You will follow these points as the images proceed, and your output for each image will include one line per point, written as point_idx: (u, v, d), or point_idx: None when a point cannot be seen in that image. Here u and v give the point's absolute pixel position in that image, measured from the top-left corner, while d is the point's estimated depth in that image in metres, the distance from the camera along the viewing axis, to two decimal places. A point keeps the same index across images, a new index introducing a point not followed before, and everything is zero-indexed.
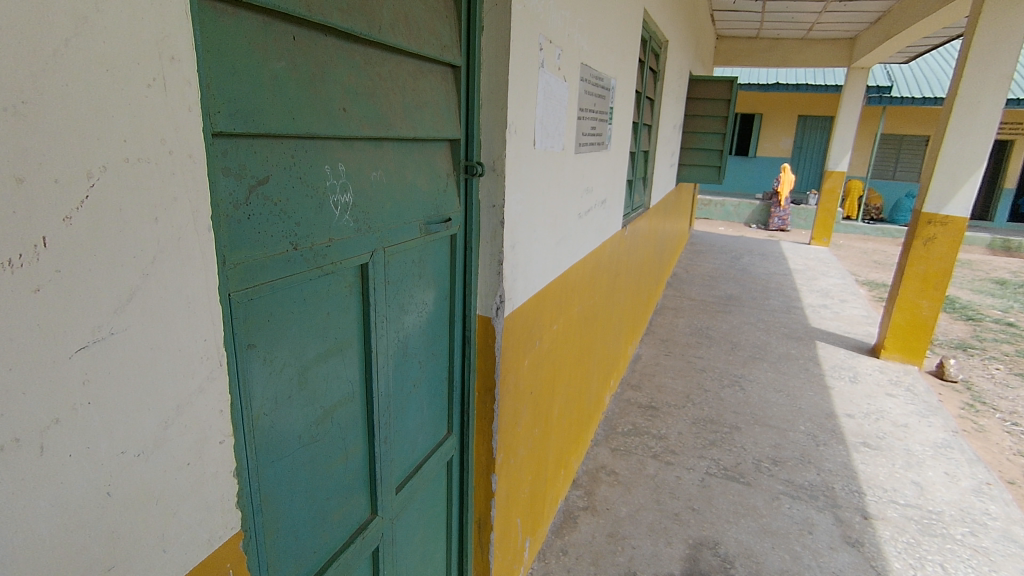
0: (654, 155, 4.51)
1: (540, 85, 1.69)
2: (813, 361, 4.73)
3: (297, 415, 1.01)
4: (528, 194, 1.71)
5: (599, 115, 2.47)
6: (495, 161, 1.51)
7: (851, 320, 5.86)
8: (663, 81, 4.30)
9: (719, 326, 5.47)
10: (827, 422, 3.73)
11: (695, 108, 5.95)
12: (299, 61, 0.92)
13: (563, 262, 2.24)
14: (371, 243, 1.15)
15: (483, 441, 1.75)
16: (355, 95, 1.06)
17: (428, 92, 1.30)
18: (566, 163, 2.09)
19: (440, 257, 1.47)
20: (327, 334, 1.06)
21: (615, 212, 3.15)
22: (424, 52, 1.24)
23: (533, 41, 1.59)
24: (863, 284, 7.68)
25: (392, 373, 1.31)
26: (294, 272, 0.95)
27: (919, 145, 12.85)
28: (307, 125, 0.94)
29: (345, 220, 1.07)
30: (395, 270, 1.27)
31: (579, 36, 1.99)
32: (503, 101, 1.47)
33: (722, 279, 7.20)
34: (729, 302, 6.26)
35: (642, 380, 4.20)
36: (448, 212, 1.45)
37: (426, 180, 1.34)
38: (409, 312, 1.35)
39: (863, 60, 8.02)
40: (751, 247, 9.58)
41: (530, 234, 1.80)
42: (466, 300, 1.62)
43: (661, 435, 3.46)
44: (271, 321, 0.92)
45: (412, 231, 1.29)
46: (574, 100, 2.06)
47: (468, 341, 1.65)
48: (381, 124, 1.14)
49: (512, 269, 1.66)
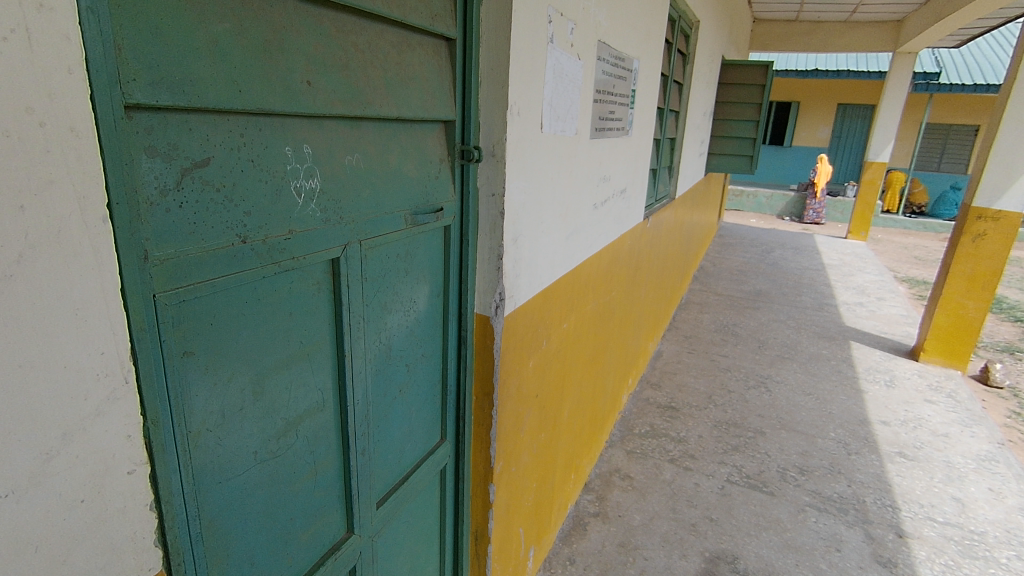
0: (681, 144, 4.30)
1: (549, 62, 1.53)
2: (846, 363, 4.47)
3: (252, 428, 0.90)
4: (534, 182, 1.57)
5: (619, 98, 2.30)
6: (495, 145, 1.37)
7: (888, 319, 5.55)
8: (692, 65, 4.08)
9: (745, 323, 5.24)
10: (860, 429, 3.51)
11: (726, 94, 5.70)
12: (248, 25, 0.79)
13: (575, 257, 2.09)
14: (345, 234, 1.03)
15: (480, 449, 1.63)
16: (323, 68, 0.93)
17: (416, 67, 1.16)
18: (580, 149, 1.93)
19: (432, 251, 1.33)
20: (290, 338, 0.95)
21: (635, 203, 2.97)
22: (410, 20, 1.10)
23: (542, 13, 1.43)
24: (902, 282, 7.31)
25: (372, 381, 1.20)
26: (245, 269, 0.83)
27: (967, 135, 12.21)
28: (259, 101, 0.81)
29: (311, 209, 0.94)
30: (376, 266, 1.14)
31: (595, 11, 1.82)
32: (504, 79, 1.32)
33: (751, 274, 6.93)
34: (758, 298, 6.01)
35: (662, 379, 4.04)
36: (440, 200, 1.31)
37: (414, 165, 1.21)
38: (393, 312, 1.23)
39: (911, 44, 7.57)
40: (783, 240, 9.22)
41: (537, 226, 1.66)
42: (461, 297, 1.48)
43: (680, 438, 3.30)
44: (217, 325, 0.81)
45: (396, 223, 1.16)
46: (590, 81, 1.90)
47: (464, 343, 1.53)
48: (357, 101, 1.00)
49: (513, 264, 1.52)
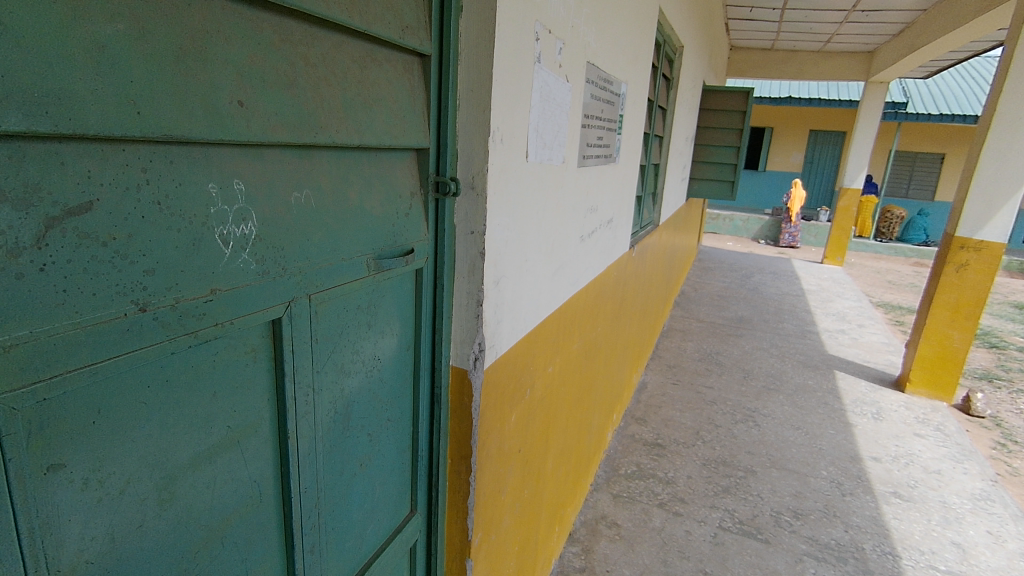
0: (665, 170, 4.21)
1: (535, 85, 1.37)
2: (832, 395, 4.36)
3: (155, 546, 0.69)
4: (517, 217, 1.40)
5: (607, 122, 2.15)
6: (474, 177, 1.19)
7: (870, 347, 5.50)
8: (675, 90, 4.01)
9: (729, 352, 5.12)
10: (852, 466, 3.38)
11: (707, 119, 5.68)
12: (151, 26, 0.60)
13: (560, 294, 1.91)
14: (291, 287, 0.83)
15: (456, 519, 1.42)
16: (261, 84, 0.74)
17: (382, 86, 0.99)
18: (567, 178, 1.77)
19: (399, 298, 1.14)
20: (212, 425, 0.74)
21: (621, 232, 2.83)
22: (375, 32, 0.93)
23: (528, 30, 1.28)
24: (879, 307, 7.33)
25: (326, 458, 0.99)
26: (145, 345, 0.63)
27: (933, 162, 12.53)
28: (168, 124, 0.62)
29: (243, 261, 0.74)
30: (331, 324, 0.94)
31: (584, 29, 1.67)
32: (485, 102, 1.15)
33: (732, 300, 6.86)
34: (740, 325, 5.92)
35: (647, 414, 3.86)
36: (410, 241, 1.12)
37: (380, 201, 1.02)
38: (352, 373, 1.03)
39: (882, 75, 7.71)
40: (761, 264, 9.23)
41: (521, 264, 1.48)
42: (435, 348, 1.29)
43: (668, 479, 3.13)
44: (100, 422, 0.60)
45: (356, 271, 0.97)
46: (577, 105, 1.75)
47: (438, 399, 1.33)
48: (307, 126, 0.82)
49: (494, 310, 1.34)
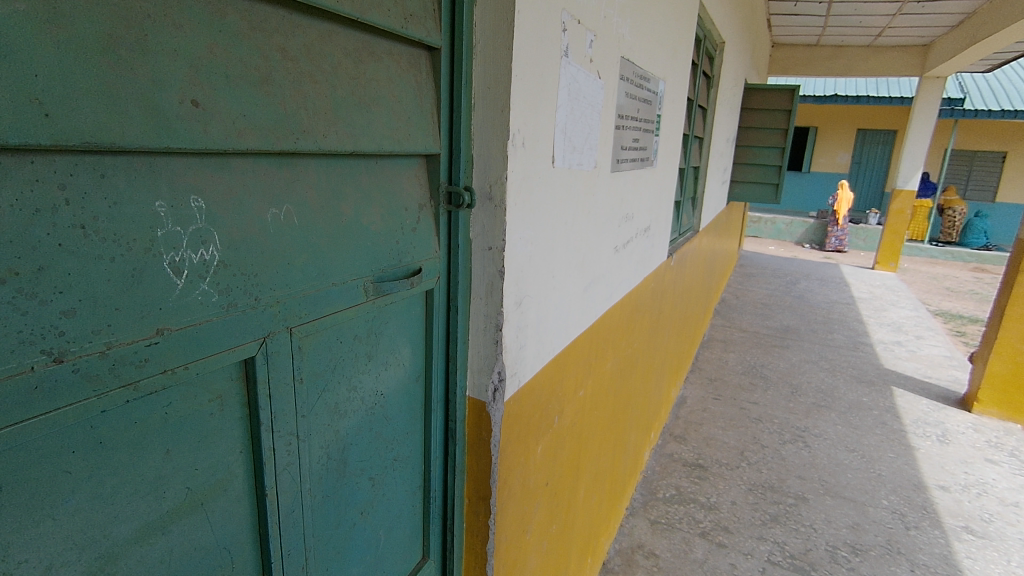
0: (705, 172, 3.99)
1: (563, 81, 1.22)
2: (890, 414, 4.03)
3: None
4: (542, 229, 1.25)
5: (644, 123, 1.99)
6: (492, 186, 1.05)
7: (930, 361, 5.10)
8: (716, 88, 3.79)
9: (775, 365, 4.83)
10: (916, 495, 3.08)
11: (750, 119, 5.42)
12: (66, 9, 0.48)
13: (593, 311, 1.75)
14: (267, 320, 0.70)
15: (474, 565, 1.27)
16: (223, 82, 0.61)
17: (382, 83, 0.86)
18: (600, 184, 1.61)
19: (406, 324, 1.00)
20: (164, 490, 0.62)
21: (659, 240, 2.65)
22: (371, 19, 0.80)
23: (554, 20, 1.13)
24: (938, 316, 6.85)
25: (317, 513, 0.86)
26: (63, 405, 0.51)
27: (994, 161, 11.77)
28: (92, 130, 0.50)
29: (201, 292, 0.62)
30: (319, 359, 0.80)
31: (618, 20, 1.52)
32: (503, 100, 1.01)
33: (776, 308, 6.52)
34: (786, 335, 5.60)
35: (687, 431, 3.64)
36: (418, 260, 0.99)
37: (380, 215, 0.89)
38: (349, 413, 0.90)
39: (940, 69, 7.23)
40: (806, 270, 8.80)
41: (547, 281, 1.33)
42: (449, 377, 1.15)
43: (710, 505, 2.91)
44: (4, 502, 0.48)
45: (351, 298, 0.84)
46: (611, 103, 1.59)
47: (452, 436, 1.19)
48: (284, 130, 0.69)
49: (515, 334, 1.19)
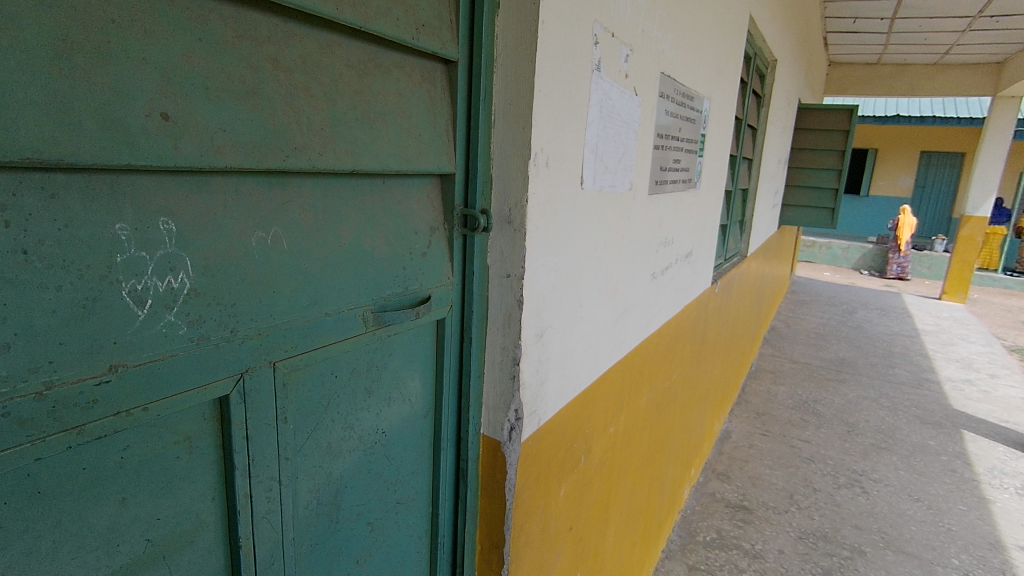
0: (754, 195, 3.81)
1: (594, 97, 1.14)
2: (961, 461, 3.68)
3: None
4: (568, 256, 1.16)
5: (687, 142, 1.88)
6: (512, 209, 0.97)
7: (1007, 403, 4.67)
8: (767, 107, 3.63)
9: (829, 400, 4.52)
10: (991, 555, 2.77)
11: (804, 140, 5.18)
12: (12, 13, 0.43)
13: (626, 341, 1.64)
14: (245, 354, 0.63)
15: None
16: (200, 93, 0.56)
17: (389, 98, 0.79)
18: (635, 206, 1.51)
19: (413, 355, 0.93)
20: (118, 543, 0.56)
21: (702, 266, 2.50)
22: (378, 29, 0.74)
23: (584, 32, 1.05)
24: (1014, 353, 6.31)
25: (304, 564, 0.78)
26: None
27: None
28: (37, 144, 0.45)
29: (167, 324, 0.56)
30: (309, 397, 0.74)
31: (657, 34, 1.43)
32: (524, 117, 0.93)
33: (831, 339, 6.16)
34: (842, 368, 5.25)
35: (732, 469, 3.42)
36: (427, 288, 0.91)
37: (385, 239, 0.83)
38: (344, 454, 0.82)
39: (1015, 88, 6.77)
40: (864, 299, 8.32)
41: (574, 310, 1.24)
42: (462, 413, 1.07)
43: (755, 552, 2.69)
44: None
45: (347, 330, 0.77)
46: (649, 121, 1.50)
47: (463, 476, 1.10)
48: (272, 147, 0.63)
49: (535, 368, 1.10)
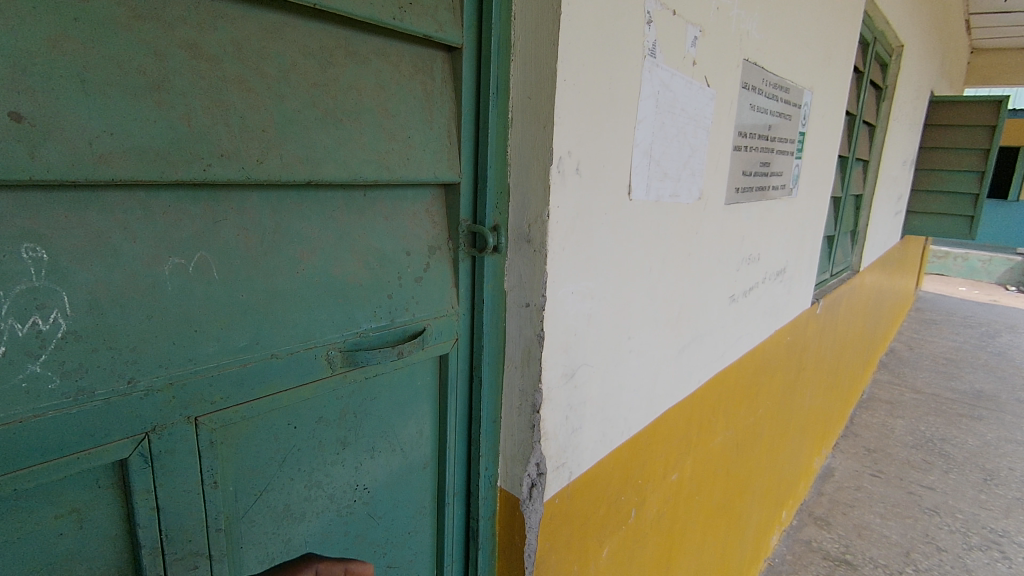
0: (871, 201, 3.32)
1: (647, 87, 0.94)
2: None
3: None
4: (609, 280, 0.96)
5: (779, 142, 1.60)
6: (531, 225, 0.80)
7: None
8: (888, 100, 3.14)
9: (962, 440, 3.86)
10: None
11: (939, 137, 4.48)
12: None
13: (693, 375, 1.40)
14: (150, 410, 0.52)
15: None
16: (75, 87, 0.45)
17: (368, 92, 0.65)
18: (708, 218, 1.28)
19: (407, 396, 0.78)
20: None
21: (799, 285, 2.16)
22: (347, 9, 0.60)
23: (633, 9, 0.86)
24: None
25: None
26: None
27: None
28: None
29: (31, 376, 0.45)
30: (254, 455, 0.61)
31: (739, 13, 1.19)
32: (545, 112, 0.76)
33: (967, 366, 5.31)
34: (980, 403, 4.48)
35: (833, 513, 2.98)
36: (422, 320, 0.76)
37: (363, 264, 0.68)
38: (310, 516, 0.69)
39: None
40: (1012, 320, 7.14)
41: (620, 343, 1.04)
42: (474, 462, 0.91)
43: None
44: None
45: (304, 374, 0.64)
46: (727, 116, 1.26)
47: (473, 537, 0.94)
48: (187, 154, 0.51)
49: (563, 414, 0.92)
